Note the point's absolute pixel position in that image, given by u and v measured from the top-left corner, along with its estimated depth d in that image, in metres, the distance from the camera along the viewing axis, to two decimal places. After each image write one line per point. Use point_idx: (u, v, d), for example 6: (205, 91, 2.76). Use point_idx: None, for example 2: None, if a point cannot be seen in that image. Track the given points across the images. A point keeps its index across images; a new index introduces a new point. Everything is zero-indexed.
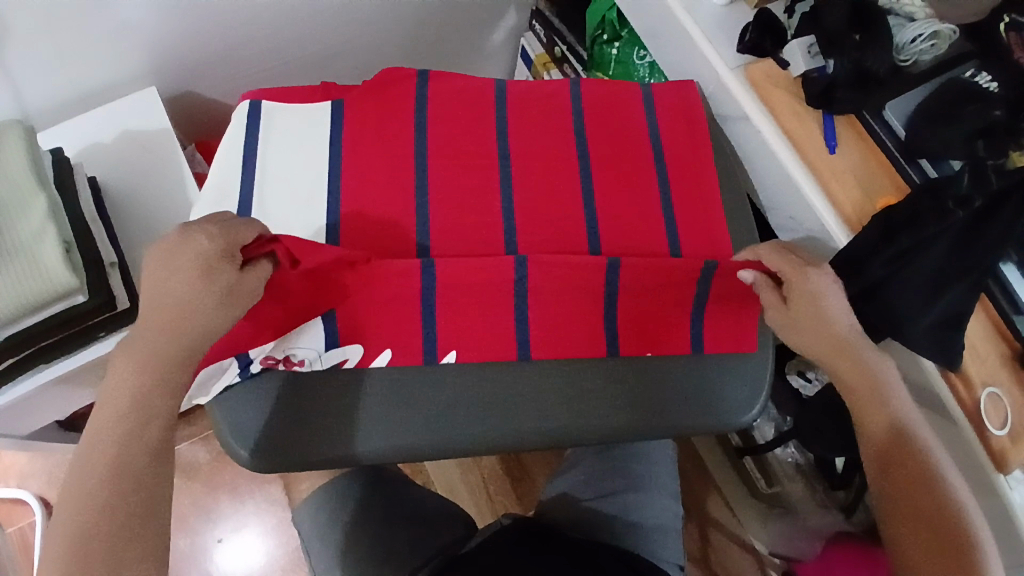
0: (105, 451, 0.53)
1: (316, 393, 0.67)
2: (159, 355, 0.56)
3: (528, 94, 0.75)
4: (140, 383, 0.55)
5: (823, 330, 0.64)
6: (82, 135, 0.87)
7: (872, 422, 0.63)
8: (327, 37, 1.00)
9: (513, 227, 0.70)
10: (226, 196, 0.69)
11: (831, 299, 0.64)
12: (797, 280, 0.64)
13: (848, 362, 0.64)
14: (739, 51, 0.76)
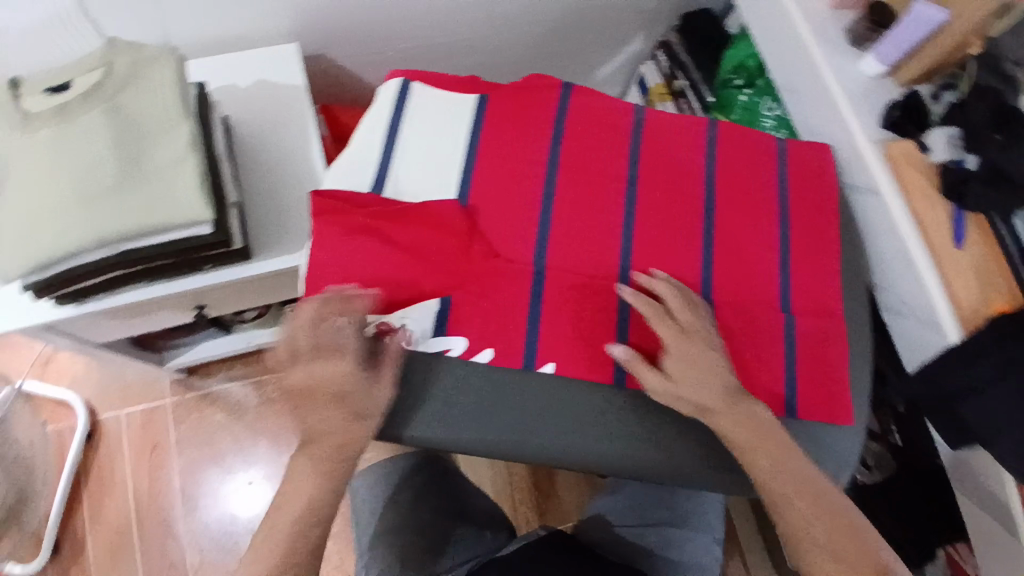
0: (291, 534, 0.60)
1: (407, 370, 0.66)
2: (332, 424, 0.61)
3: (665, 127, 0.75)
4: (317, 488, 0.61)
5: (741, 435, 0.62)
6: (221, 74, 0.89)
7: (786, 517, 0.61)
8: (465, 27, 1.01)
9: (629, 254, 0.70)
10: (362, 165, 0.71)
11: (740, 404, 0.63)
12: (688, 334, 0.65)
13: (751, 414, 0.63)
14: (882, 126, 0.76)
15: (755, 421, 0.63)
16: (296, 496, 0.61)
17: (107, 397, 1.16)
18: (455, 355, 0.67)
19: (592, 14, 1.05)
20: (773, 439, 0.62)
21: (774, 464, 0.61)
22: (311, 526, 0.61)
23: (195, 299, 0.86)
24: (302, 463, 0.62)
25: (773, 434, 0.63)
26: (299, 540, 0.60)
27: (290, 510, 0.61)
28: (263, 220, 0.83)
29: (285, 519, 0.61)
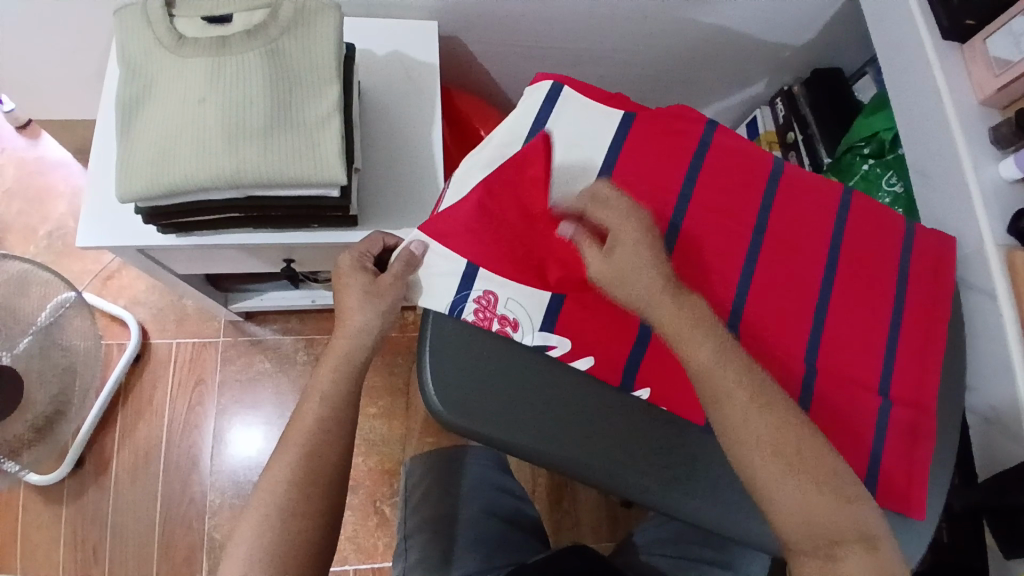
0: (302, 438, 0.63)
1: (510, 361, 0.68)
2: (359, 327, 0.67)
3: (799, 183, 0.75)
4: (333, 394, 0.65)
5: (762, 446, 0.58)
6: (359, 36, 0.89)
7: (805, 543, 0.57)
8: (598, 38, 1.01)
9: (742, 302, 0.70)
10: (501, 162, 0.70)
11: (763, 414, 0.59)
12: (669, 291, 0.62)
13: (784, 412, 0.60)
14: (1009, 231, 0.76)
15: (786, 440, 0.59)
16: (326, 376, 0.65)
17: (161, 323, 1.16)
18: (559, 353, 0.68)
19: (721, 52, 1.05)
20: (789, 434, 0.59)
21: (758, 439, 0.59)
22: (327, 435, 0.63)
23: (289, 251, 0.86)
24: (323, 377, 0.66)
25: (811, 435, 0.60)
26: (327, 430, 0.63)
27: (305, 418, 0.64)
28: (376, 190, 0.83)
29: (299, 427, 0.64)
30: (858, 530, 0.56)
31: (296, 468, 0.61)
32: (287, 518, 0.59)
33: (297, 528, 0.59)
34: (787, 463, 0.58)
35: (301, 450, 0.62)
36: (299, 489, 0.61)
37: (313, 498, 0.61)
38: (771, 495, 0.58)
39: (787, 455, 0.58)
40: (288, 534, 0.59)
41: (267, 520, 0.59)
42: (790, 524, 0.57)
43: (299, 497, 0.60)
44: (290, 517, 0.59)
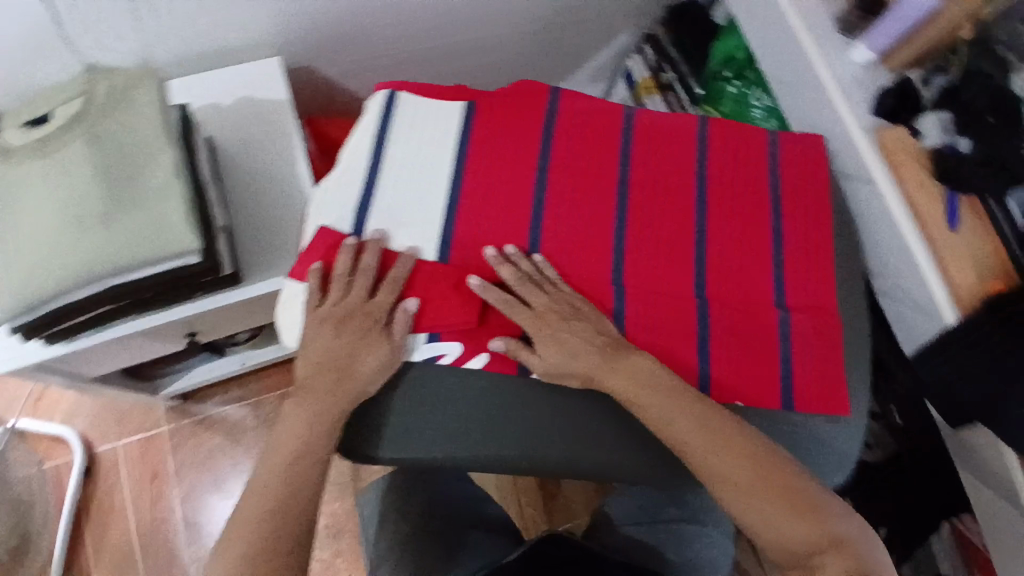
0: (278, 479, 0.59)
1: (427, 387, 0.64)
2: (360, 362, 0.63)
3: (657, 126, 0.75)
4: (307, 431, 0.60)
5: (728, 475, 0.59)
6: (201, 92, 0.87)
7: (776, 554, 0.59)
8: (446, 32, 1.00)
9: (623, 255, 0.69)
10: (352, 184, 0.69)
11: (722, 450, 0.60)
12: (610, 359, 0.63)
13: (736, 438, 0.60)
14: (873, 114, 0.77)
15: (752, 469, 0.59)
16: (300, 415, 0.61)
17: (103, 428, 1.14)
18: (451, 360, 0.66)
19: (573, 12, 1.04)
20: (751, 463, 0.60)
21: (723, 472, 0.59)
22: (299, 475, 0.60)
23: (187, 326, 0.85)
24: (296, 409, 0.61)
25: (770, 455, 0.60)
26: (299, 469, 0.60)
27: (276, 459, 0.60)
28: (252, 242, 0.81)
29: (272, 468, 0.60)
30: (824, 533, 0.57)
31: (277, 478, 0.59)
32: (277, 529, 0.58)
33: (290, 539, 0.58)
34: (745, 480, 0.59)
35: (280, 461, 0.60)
36: (285, 498, 0.59)
37: (300, 507, 0.59)
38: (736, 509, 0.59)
39: (742, 471, 0.59)
40: (280, 546, 0.58)
41: (255, 534, 0.58)
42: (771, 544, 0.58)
43: (286, 507, 0.59)
44: (280, 528, 0.58)
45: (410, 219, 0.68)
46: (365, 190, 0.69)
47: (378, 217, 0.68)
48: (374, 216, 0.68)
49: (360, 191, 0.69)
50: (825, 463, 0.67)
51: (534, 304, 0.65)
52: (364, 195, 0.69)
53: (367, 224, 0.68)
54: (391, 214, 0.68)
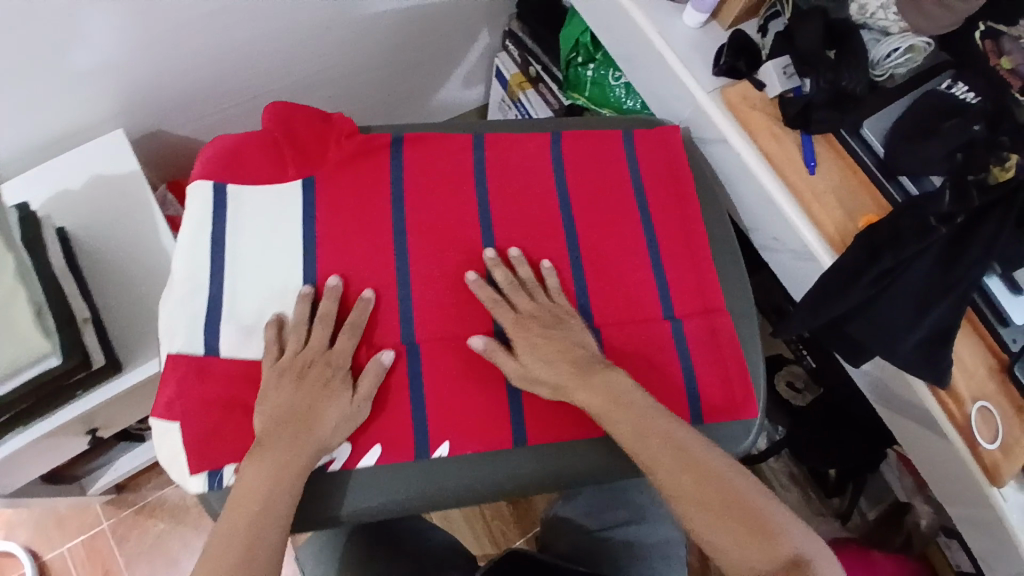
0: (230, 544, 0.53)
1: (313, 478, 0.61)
2: (323, 416, 0.59)
3: (510, 151, 0.74)
4: (272, 486, 0.56)
5: (656, 454, 0.57)
6: (49, 181, 0.85)
7: (733, 553, 0.53)
8: (297, 68, 0.99)
9: (500, 297, 0.67)
10: (196, 285, 0.64)
11: (705, 448, 0.58)
12: (578, 373, 0.62)
13: (656, 427, 0.58)
14: (715, 75, 0.77)
15: (694, 448, 0.57)
16: (258, 461, 0.57)
17: (46, 535, 1.10)
18: (341, 465, 0.61)
19: (424, 24, 1.04)
20: (673, 453, 0.57)
21: (652, 461, 0.57)
22: (263, 534, 0.54)
23: (85, 423, 0.82)
24: (257, 460, 0.57)
25: (684, 439, 0.58)
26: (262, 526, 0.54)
27: (236, 521, 0.54)
28: (128, 325, 0.80)
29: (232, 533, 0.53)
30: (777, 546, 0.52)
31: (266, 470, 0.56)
32: (269, 520, 0.54)
33: (279, 536, 0.54)
34: (676, 479, 0.56)
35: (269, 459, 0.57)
36: (276, 491, 0.56)
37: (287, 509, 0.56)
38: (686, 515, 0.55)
39: (693, 481, 0.55)
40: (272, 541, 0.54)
41: (241, 527, 0.54)
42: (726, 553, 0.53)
43: (274, 509, 0.55)
44: (271, 522, 0.54)
45: (265, 275, 0.66)
46: (213, 252, 0.65)
47: (230, 281, 0.65)
48: (229, 280, 0.65)
49: (206, 255, 0.65)
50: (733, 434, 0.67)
51: (536, 315, 0.65)
52: (213, 258, 0.65)
53: (221, 290, 0.64)
54: (246, 275, 0.65)
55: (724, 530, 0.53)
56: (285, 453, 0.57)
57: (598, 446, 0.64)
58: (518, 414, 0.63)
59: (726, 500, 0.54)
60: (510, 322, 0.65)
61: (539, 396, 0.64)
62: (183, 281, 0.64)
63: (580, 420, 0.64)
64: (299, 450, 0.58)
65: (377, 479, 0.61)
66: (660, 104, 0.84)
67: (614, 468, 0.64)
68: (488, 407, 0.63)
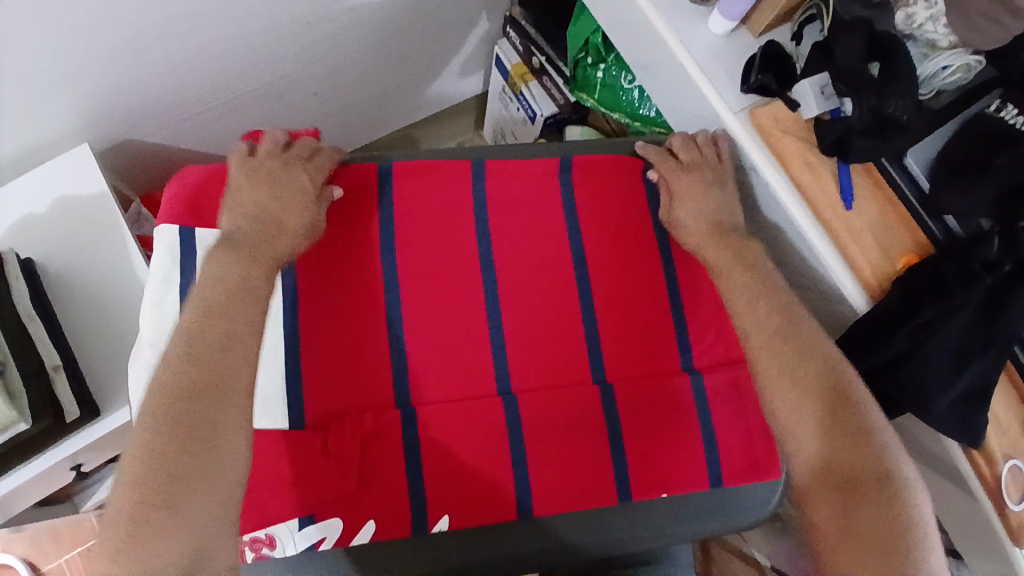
0: (175, 442, 0.50)
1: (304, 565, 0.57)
2: (294, 214, 0.61)
3: (513, 178, 0.67)
4: (212, 345, 0.54)
5: (788, 341, 0.60)
6: (12, 205, 0.78)
7: (813, 441, 0.57)
8: (276, 65, 0.89)
9: (504, 354, 0.62)
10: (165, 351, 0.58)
11: (818, 347, 0.60)
12: (717, 232, 0.66)
13: (779, 317, 0.61)
14: (743, 92, 0.68)
15: (828, 352, 0.59)
16: (178, 354, 0.54)
17: None
18: (332, 543, 0.56)
19: (417, 13, 0.93)
20: (795, 347, 0.60)
21: (765, 342, 0.60)
22: (216, 421, 0.52)
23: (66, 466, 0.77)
24: (198, 326, 0.54)
25: (812, 338, 0.60)
26: (166, 419, 0.51)
27: (173, 411, 0.51)
28: (103, 367, 0.74)
29: (166, 422, 0.51)
30: (863, 425, 0.57)
31: (169, 399, 0.52)
32: (193, 439, 0.51)
33: (215, 455, 0.51)
34: (765, 325, 0.61)
35: (171, 381, 0.52)
36: (193, 409, 0.51)
37: (227, 414, 0.52)
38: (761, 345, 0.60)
39: (786, 335, 0.60)
40: (193, 461, 0.50)
41: (149, 469, 0.49)
42: (789, 387, 0.59)
43: (210, 386, 0.52)
44: (200, 430, 0.51)
45: None
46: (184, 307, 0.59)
47: None
48: None
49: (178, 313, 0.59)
50: (745, 510, 0.62)
51: (689, 161, 0.69)
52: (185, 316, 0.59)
53: None
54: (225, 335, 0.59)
55: (830, 431, 0.57)
56: (218, 299, 0.55)
57: (611, 513, 0.60)
58: (527, 488, 0.59)
59: (836, 403, 0.58)
60: (671, 172, 0.69)
61: (546, 468, 0.59)
62: (154, 348, 0.58)
63: (592, 490, 0.60)
64: (264, 260, 0.58)
65: (366, 560, 0.57)
66: (679, 116, 0.75)
67: (628, 538, 0.60)
68: (492, 482, 0.58)
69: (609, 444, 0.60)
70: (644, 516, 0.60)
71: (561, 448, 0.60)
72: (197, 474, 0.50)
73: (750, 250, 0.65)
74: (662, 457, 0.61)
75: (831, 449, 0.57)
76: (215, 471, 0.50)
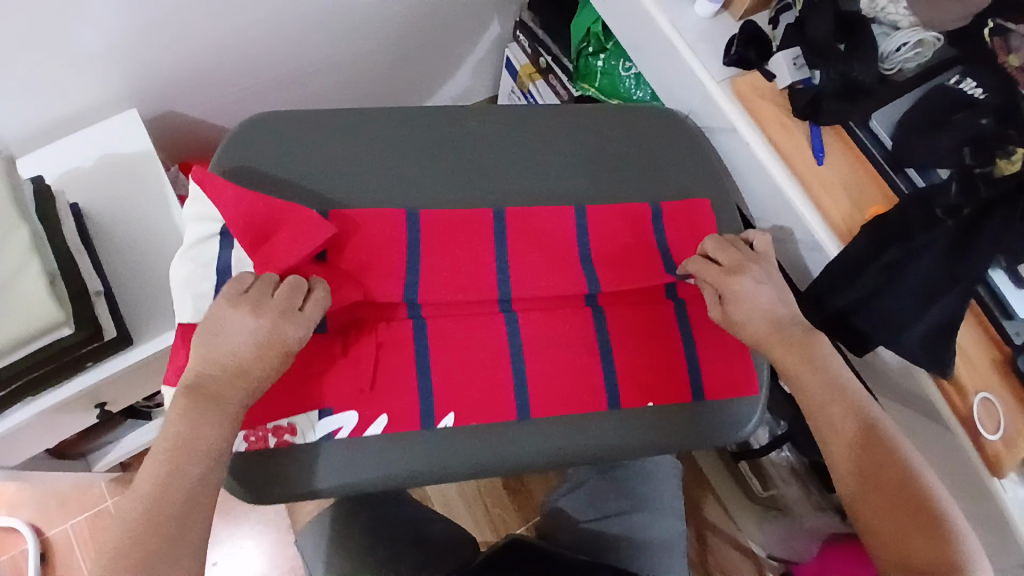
0: (158, 499, 0.54)
1: (318, 457, 0.61)
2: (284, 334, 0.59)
3: (519, 131, 0.75)
4: (197, 424, 0.56)
5: (851, 425, 0.62)
6: (64, 159, 0.85)
7: (878, 525, 0.58)
8: (308, 51, 0.99)
9: (507, 274, 0.69)
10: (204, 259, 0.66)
11: (886, 432, 0.62)
12: (782, 334, 0.65)
13: (846, 404, 0.63)
14: (726, 64, 0.78)
15: (884, 428, 0.62)
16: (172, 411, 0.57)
17: (50, 513, 1.12)
18: (348, 433, 0.62)
19: (435, 12, 1.04)
20: (861, 430, 0.62)
21: (834, 425, 0.62)
22: (193, 483, 0.55)
23: (92, 399, 0.82)
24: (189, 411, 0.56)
25: (880, 432, 0.62)
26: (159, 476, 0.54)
27: (160, 463, 0.55)
28: (136, 302, 0.80)
29: (154, 473, 0.55)
30: (929, 514, 0.57)
31: (137, 512, 0.53)
32: (171, 504, 0.54)
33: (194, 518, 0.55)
34: (795, 360, 0.65)
35: (147, 494, 0.54)
36: (154, 535, 0.53)
37: (188, 541, 0.54)
38: (797, 380, 0.65)
39: (850, 416, 0.62)
40: None
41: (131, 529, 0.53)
42: (826, 424, 0.63)
43: (192, 449, 0.56)
44: (165, 555, 0.52)
45: None
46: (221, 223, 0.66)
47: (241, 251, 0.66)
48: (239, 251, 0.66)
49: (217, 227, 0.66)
50: (724, 424, 0.67)
51: (731, 265, 0.67)
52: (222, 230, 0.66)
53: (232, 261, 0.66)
54: None
55: (895, 517, 0.58)
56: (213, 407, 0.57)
57: (602, 421, 0.65)
58: (526, 394, 0.65)
59: (900, 492, 0.59)
60: (721, 278, 0.66)
61: (545, 375, 0.66)
62: (195, 256, 0.66)
63: (584, 397, 0.66)
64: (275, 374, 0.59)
65: (372, 453, 0.62)
66: (669, 90, 0.84)
67: (615, 445, 0.65)
68: (496, 386, 0.65)
69: (600, 356, 0.67)
70: (632, 423, 0.65)
71: (559, 358, 0.66)
72: (168, 536, 0.53)
73: (815, 343, 0.65)
74: (647, 371, 0.67)
75: (900, 535, 0.57)
76: (181, 532, 0.54)
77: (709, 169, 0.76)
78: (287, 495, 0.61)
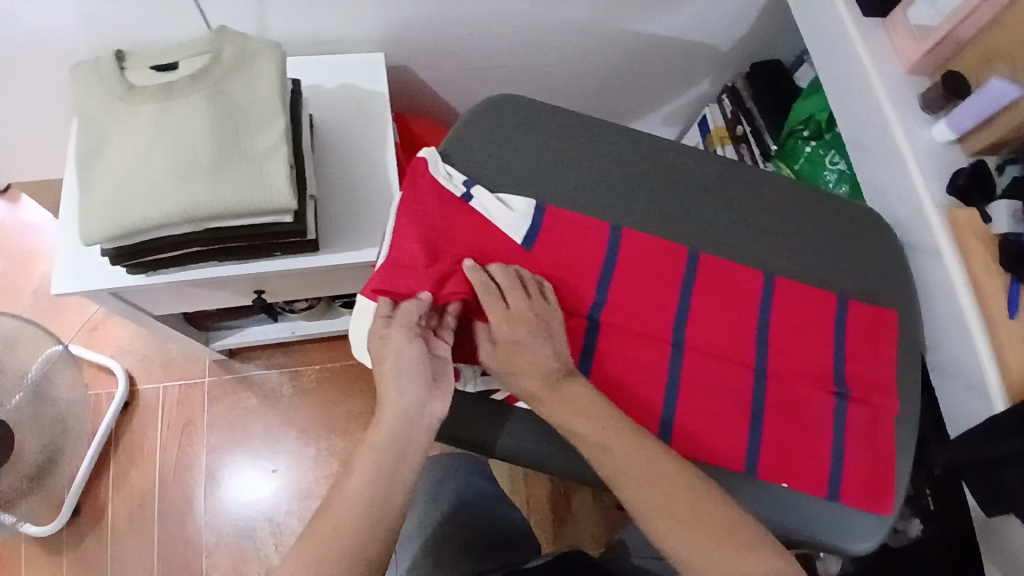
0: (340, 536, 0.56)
1: (474, 409, 0.66)
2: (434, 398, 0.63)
3: (734, 188, 0.78)
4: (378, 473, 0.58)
5: (673, 505, 0.58)
6: (311, 73, 0.93)
7: None
8: (538, 53, 1.06)
9: (688, 311, 0.72)
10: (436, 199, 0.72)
11: (677, 503, 0.58)
12: (607, 420, 0.61)
13: (656, 480, 0.59)
14: (947, 192, 0.79)
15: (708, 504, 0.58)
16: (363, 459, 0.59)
17: (149, 369, 1.20)
18: None
19: (659, 54, 1.10)
20: (680, 503, 0.58)
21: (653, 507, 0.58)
22: (379, 523, 0.57)
23: (256, 284, 0.88)
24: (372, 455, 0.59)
25: (707, 505, 0.58)
26: (354, 514, 0.57)
27: (347, 505, 0.58)
28: (330, 215, 0.86)
29: (346, 515, 0.57)
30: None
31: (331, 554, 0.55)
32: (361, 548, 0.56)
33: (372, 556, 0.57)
34: (648, 491, 0.59)
35: (340, 533, 0.56)
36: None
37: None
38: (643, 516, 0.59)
39: (675, 497, 0.58)
40: None
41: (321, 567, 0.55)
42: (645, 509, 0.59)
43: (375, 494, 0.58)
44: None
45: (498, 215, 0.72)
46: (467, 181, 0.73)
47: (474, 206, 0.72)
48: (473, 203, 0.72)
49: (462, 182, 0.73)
50: (848, 530, 0.66)
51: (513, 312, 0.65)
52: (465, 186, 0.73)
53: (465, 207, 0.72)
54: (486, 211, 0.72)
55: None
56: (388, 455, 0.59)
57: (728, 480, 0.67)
58: (670, 427, 0.67)
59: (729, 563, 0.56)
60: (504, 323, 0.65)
61: (696, 416, 0.67)
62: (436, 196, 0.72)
63: (722, 452, 0.67)
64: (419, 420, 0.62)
65: (520, 424, 0.66)
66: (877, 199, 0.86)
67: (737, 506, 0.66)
68: (644, 408, 0.67)
69: (751, 420, 0.68)
70: (759, 494, 0.66)
71: (712, 407, 0.68)
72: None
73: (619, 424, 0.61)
74: (789, 450, 0.68)
75: None
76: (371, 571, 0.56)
77: (900, 288, 0.77)
78: (439, 432, 0.65)
